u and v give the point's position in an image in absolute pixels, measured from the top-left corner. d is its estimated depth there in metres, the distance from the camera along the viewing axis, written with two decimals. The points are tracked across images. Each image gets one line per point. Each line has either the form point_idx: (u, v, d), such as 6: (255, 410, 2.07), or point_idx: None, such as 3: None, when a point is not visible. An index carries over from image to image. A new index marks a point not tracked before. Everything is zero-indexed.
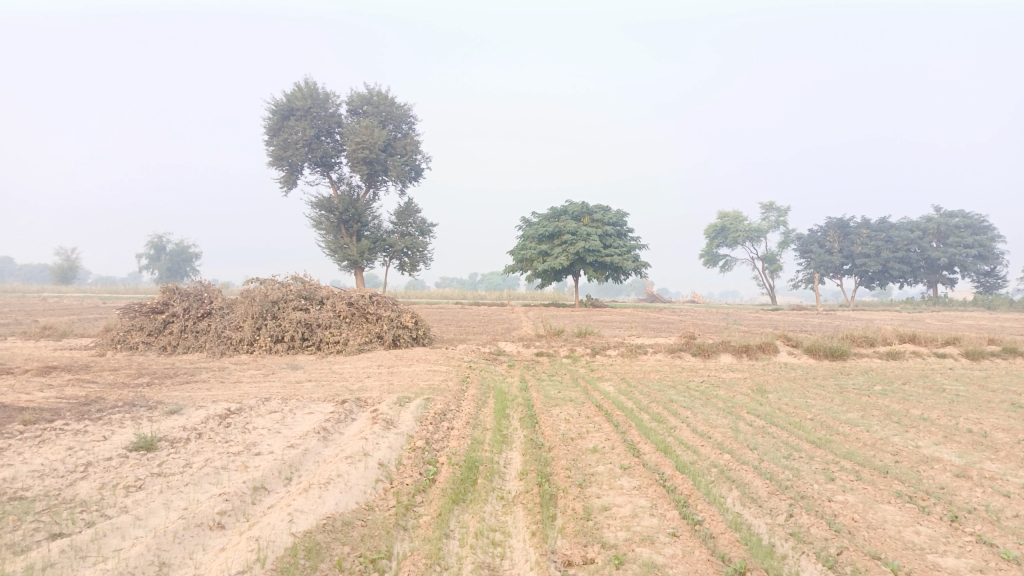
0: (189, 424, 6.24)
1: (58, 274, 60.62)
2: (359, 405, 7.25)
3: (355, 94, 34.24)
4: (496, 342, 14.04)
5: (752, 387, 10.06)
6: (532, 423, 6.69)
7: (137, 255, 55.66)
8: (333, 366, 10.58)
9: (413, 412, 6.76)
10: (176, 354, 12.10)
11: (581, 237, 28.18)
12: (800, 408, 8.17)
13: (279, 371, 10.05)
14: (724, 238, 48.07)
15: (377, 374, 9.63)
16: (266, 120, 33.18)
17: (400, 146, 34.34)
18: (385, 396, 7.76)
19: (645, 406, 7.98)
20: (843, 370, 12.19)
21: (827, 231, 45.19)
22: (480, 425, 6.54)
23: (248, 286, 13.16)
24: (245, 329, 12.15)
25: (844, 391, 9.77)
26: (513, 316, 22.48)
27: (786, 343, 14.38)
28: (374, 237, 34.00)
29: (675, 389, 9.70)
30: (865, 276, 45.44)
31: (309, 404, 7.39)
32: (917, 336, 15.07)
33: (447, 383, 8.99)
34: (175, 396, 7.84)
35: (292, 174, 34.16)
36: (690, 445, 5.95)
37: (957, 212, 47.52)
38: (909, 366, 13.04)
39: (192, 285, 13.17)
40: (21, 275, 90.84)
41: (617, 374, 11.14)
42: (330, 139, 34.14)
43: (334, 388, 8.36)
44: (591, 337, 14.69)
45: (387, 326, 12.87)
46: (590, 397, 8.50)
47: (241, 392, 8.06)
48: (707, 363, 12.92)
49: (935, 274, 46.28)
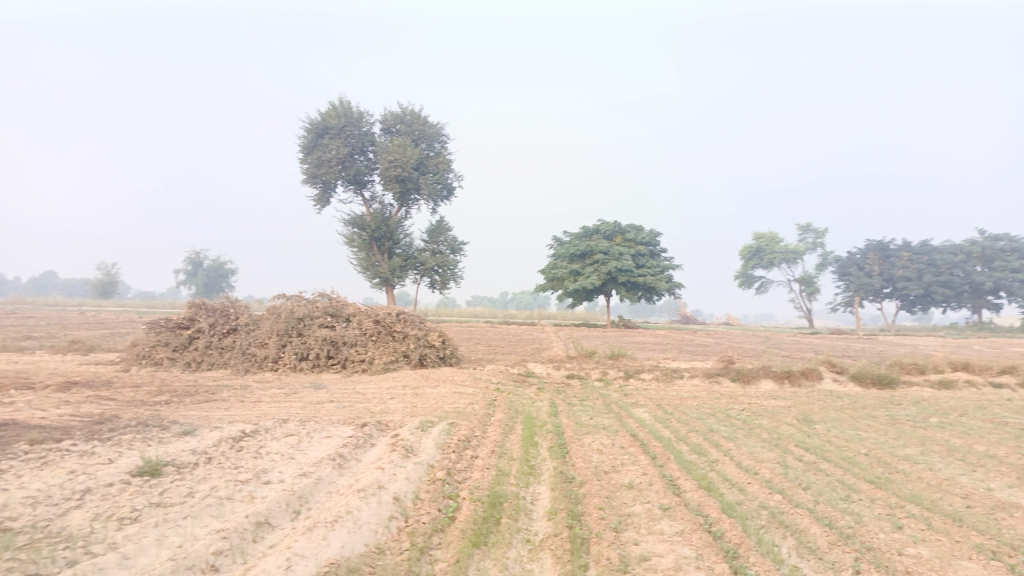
0: (200, 447, 5.91)
1: (98, 288, 61.69)
2: (379, 429, 6.87)
3: (389, 113, 34.36)
4: (525, 362, 13.63)
5: (797, 417, 9.48)
6: (562, 453, 6.25)
7: (174, 270, 56.53)
8: (357, 386, 10.24)
9: (435, 438, 6.37)
10: (200, 370, 11.89)
11: (613, 257, 27.70)
12: (852, 442, 7.59)
13: (302, 391, 9.75)
14: (759, 260, 47.10)
15: (402, 396, 9.25)
16: (301, 138, 33.43)
17: (432, 165, 34.31)
18: (408, 419, 7.37)
19: (683, 436, 7.48)
20: (893, 399, 11.50)
21: (866, 254, 44.02)
22: (506, 454, 6.11)
23: (275, 303, 12.96)
24: (270, 346, 11.93)
25: (897, 423, 9.13)
26: (543, 336, 22.02)
27: (830, 368, 13.70)
28: (406, 255, 33.89)
29: (714, 417, 9.16)
30: (906, 300, 44.04)
31: (328, 427, 7.03)
32: (970, 364, 14.25)
33: (473, 406, 8.59)
34: (191, 416, 7.55)
35: (326, 192, 34.29)
36: (736, 482, 5.46)
37: (1003, 236, 45.95)
38: (964, 396, 12.26)
39: (219, 300, 13.01)
40: (63, 288, 93.01)
41: (652, 400, 10.62)
42: (364, 158, 34.24)
43: (356, 410, 8.00)
44: (624, 360, 14.18)
45: (413, 344, 12.51)
46: (624, 425, 8.03)
47: (260, 412, 7.75)
48: (747, 389, 12.32)
49: (979, 299, 44.72)
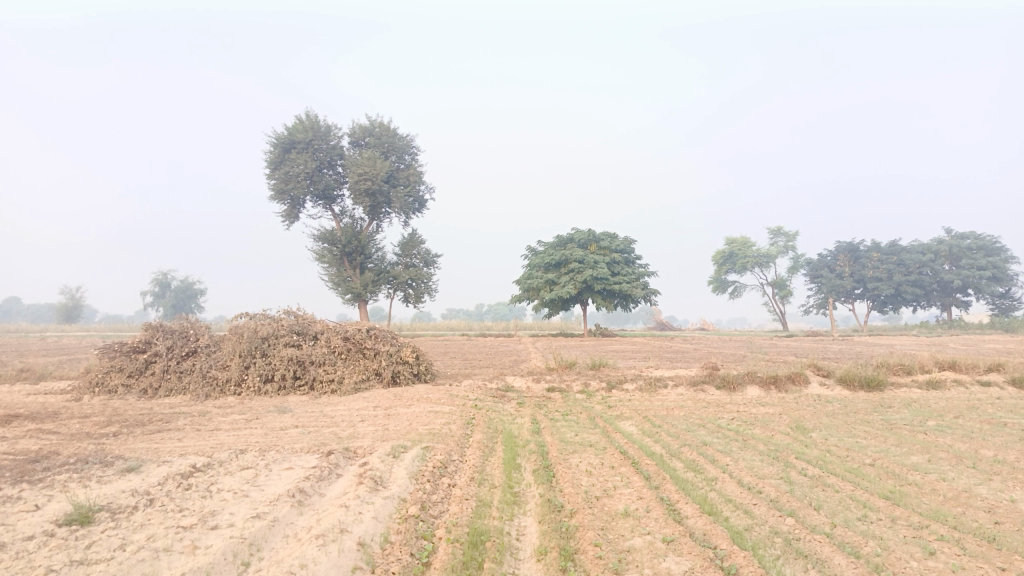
0: (142, 487, 5.26)
1: (62, 313, 59.92)
2: (347, 457, 6.28)
3: (357, 126, 33.73)
4: (503, 376, 13.06)
5: (790, 425, 9.04)
6: (548, 478, 5.70)
7: (141, 292, 55.06)
8: (325, 409, 9.59)
9: (407, 466, 5.79)
10: (157, 397, 11.13)
11: (588, 266, 27.29)
12: (853, 451, 7.14)
13: (265, 416, 9.07)
14: (732, 264, 47.09)
15: (373, 418, 8.62)
16: (267, 153, 32.63)
17: (403, 177, 33.71)
18: (378, 445, 6.76)
19: (676, 451, 6.97)
20: (883, 402, 11.13)
21: (837, 256, 44.18)
22: (487, 481, 5.57)
23: (238, 322, 12.27)
24: (232, 369, 11.23)
25: (894, 427, 8.73)
26: (521, 348, 21.48)
27: (816, 372, 13.32)
28: (378, 269, 33.16)
29: (705, 429, 8.68)
30: (877, 300, 44.24)
31: (289, 456, 6.40)
32: (957, 363, 13.97)
33: (450, 426, 8.00)
34: (138, 449, 6.86)
35: (294, 208, 33.50)
36: (740, 503, 4.98)
37: (969, 234, 46.43)
38: (954, 396, 11.95)
39: (178, 322, 12.28)
40: (27, 313, 90.48)
41: (637, 412, 10.11)
42: (332, 172, 33.52)
43: (323, 435, 7.37)
44: (606, 370, 13.68)
45: (385, 361, 11.88)
46: (611, 441, 7.50)
47: (216, 442, 7.09)
48: (734, 397, 11.88)
49: (948, 297, 45.09)
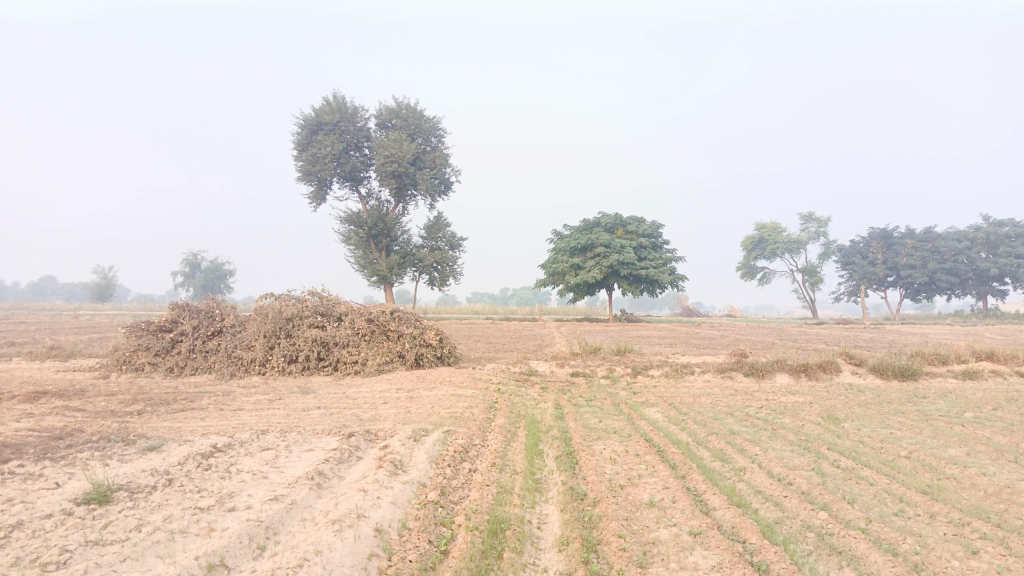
0: (162, 467, 5.24)
1: (96, 293, 61.14)
2: (367, 440, 6.21)
3: (383, 107, 33.63)
4: (528, 360, 12.94)
5: (821, 414, 8.81)
6: (571, 465, 5.58)
7: (172, 273, 55.91)
8: (348, 390, 9.55)
9: (428, 449, 5.69)
10: (183, 375, 11.20)
11: (615, 250, 27.01)
12: (888, 443, 6.91)
13: (288, 397, 9.06)
14: (761, 250, 46.39)
15: (395, 400, 8.55)
16: (294, 135, 32.71)
17: (429, 160, 33.59)
18: (399, 428, 6.68)
19: (702, 440, 6.79)
20: (918, 392, 10.82)
21: (869, 242, 43.28)
22: (508, 467, 5.46)
23: (263, 303, 12.29)
24: (257, 349, 11.25)
25: (930, 419, 8.45)
26: (545, 332, 21.36)
27: (848, 361, 13.01)
28: (404, 252, 33.18)
29: (733, 417, 8.48)
30: (910, 288, 43.33)
31: (310, 438, 6.35)
32: (995, 353, 13.55)
33: (472, 410, 7.91)
34: (161, 428, 6.87)
35: (321, 189, 33.59)
36: (770, 495, 4.81)
37: (1007, 221, 45.19)
38: (992, 387, 11.59)
39: (204, 301, 12.34)
40: (63, 292, 92.45)
41: (663, 398, 9.93)
42: (358, 154, 33.52)
43: (344, 417, 7.31)
44: (631, 356, 13.50)
45: (409, 344, 11.82)
46: (637, 428, 7.34)
47: (238, 422, 7.07)
48: (763, 385, 11.64)
49: (984, 285, 44.01)
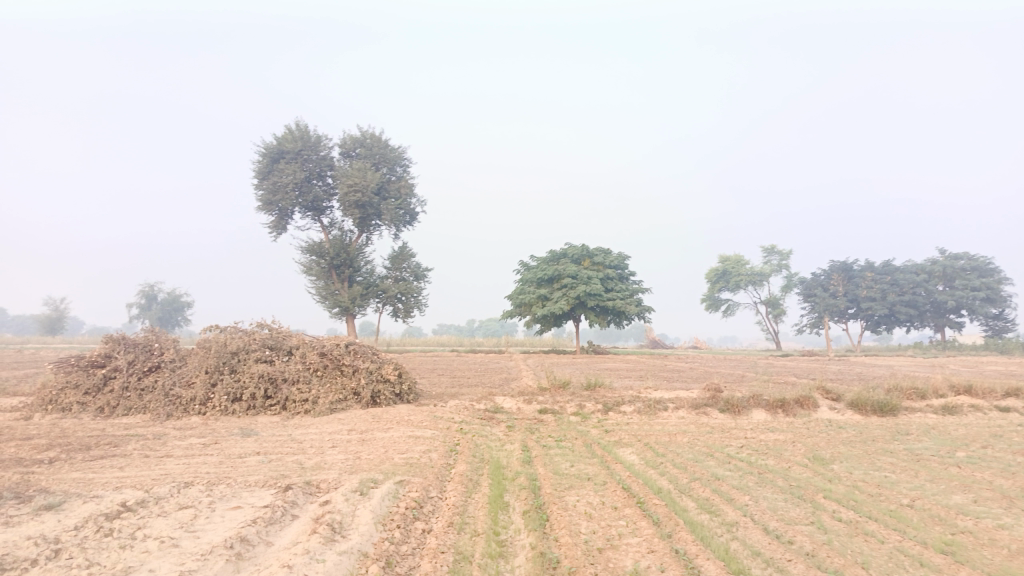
0: (53, 533, 4.37)
1: (46, 324, 58.68)
2: (307, 494, 5.41)
3: (347, 136, 32.97)
4: (492, 396, 12.19)
5: (807, 455, 8.21)
6: (540, 523, 4.86)
7: (127, 303, 53.87)
8: (293, 432, 8.68)
9: (374, 506, 4.90)
10: (115, 416, 10.20)
11: (582, 281, 26.51)
12: (885, 488, 6.30)
13: (226, 440, 8.15)
14: (725, 283, 46.41)
15: (344, 444, 7.72)
16: (255, 163, 31.80)
17: (393, 190, 32.93)
18: (345, 478, 5.86)
19: (686, 487, 6.13)
20: (901, 429, 10.31)
21: (830, 275, 43.56)
22: (468, 528, 4.71)
23: (206, 336, 11.38)
24: (197, 386, 10.32)
25: (921, 459, 7.92)
26: (511, 365, 20.64)
27: (825, 395, 12.51)
28: (367, 283, 32.26)
29: (715, 458, 7.83)
30: (871, 320, 43.62)
31: (240, 492, 5.51)
32: (973, 387, 13.17)
33: (430, 455, 7.11)
34: (68, 482, 5.94)
35: (282, 219, 32.65)
36: (773, 559, 4.14)
37: (962, 254, 45.92)
38: (973, 423, 11.17)
39: (141, 335, 11.38)
40: (13, 325, 89.00)
41: (637, 438, 9.26)
42: (321, 183, 32.69)
43: (284, 465, 6.46)
44: (601, 390, 12.83)
45: (364, 380, 10.98)
46: (613, 473, 6.65)
47: (161, 473, 6.18)
48: (740, 421, 11.05)
49: (942, 317, 44.52)
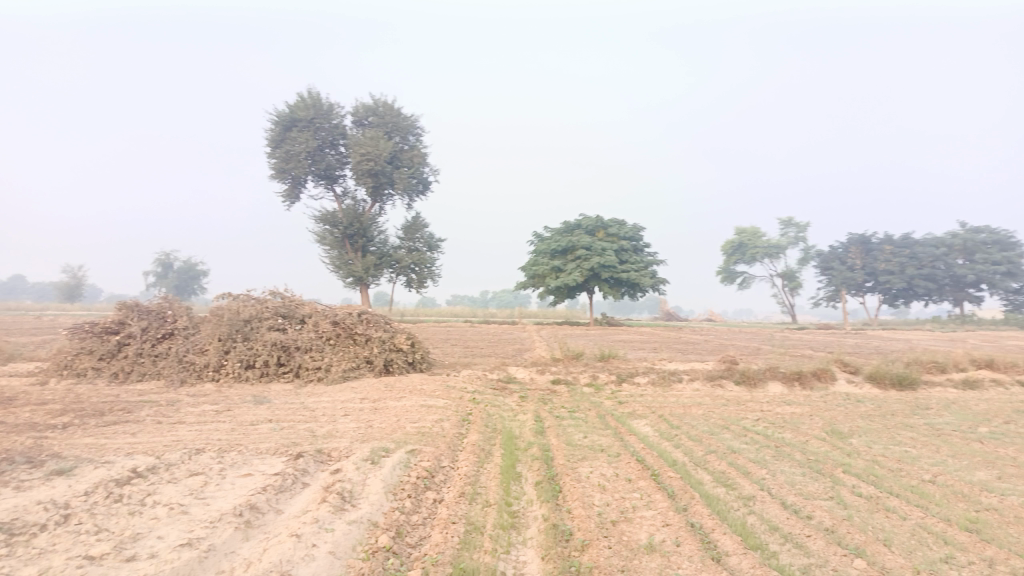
0: (64, 499, 4.34)
1: (64, 292, 59.26)
2: (318, 462, 5.36)
3: (360, 104, 32.67)
4: (505, 366, 12.13)
5: (824, 428, 8.08)
6: (553, 494, 4.78)
7: (143, 271, 54.20)
8: (306, 400, 8.66)
9: (385, 475, 4.84)
10: (129, 382, 10.24)
11: (596, 252, 26.30)
12: (906, 463, 6.17)
13: (238, 407, 8.14)
14: (741, 255, 45.97)
15: (357, 412, 7.69)
16: (267, 131, 31.63)
17: (407, 159, 32.69)
18: (356, 447, 5.81)
19: (701, 460, 6.03)
20: (920, 403, 10.15)
21: (848, 248, 43.01)
22: (480, 498, 4.65)
23: (219, 303, 11.36)
24: (211, 353, 10.33)
25: (941, 434, 7.77)
26: (524, 336, 20.60)
27: (842, 368, 12.34)
28: (380, 253, 32.21)
29: (731, 431, 7.72)
30: (888, 293, 43.13)
31: (251, 459, 5.47)
32: (994, 361, 12.95)
33: (442, 424, 7.06)
34: (80, 447, 5.93)
35: (295, 188, 32.55)
36: (793, 535, 4.04)
37: (983, 227, 45.14)
38: (994, 398, 10.99)
39: (154, 302, 11.38)
40: (32, 292, 90.11)
41: (652, 409, 9.16)
42: (334, 151, 32.48)
43: (295, 433, 6.43)
44: (615, 361, 12.73)
45: (377, 349, 10.93)
46: (627, 445, 6.56)
47: (172, 440, 6.16)
48: (755, 394, 10.93)
49: (960, 292, 43.93)
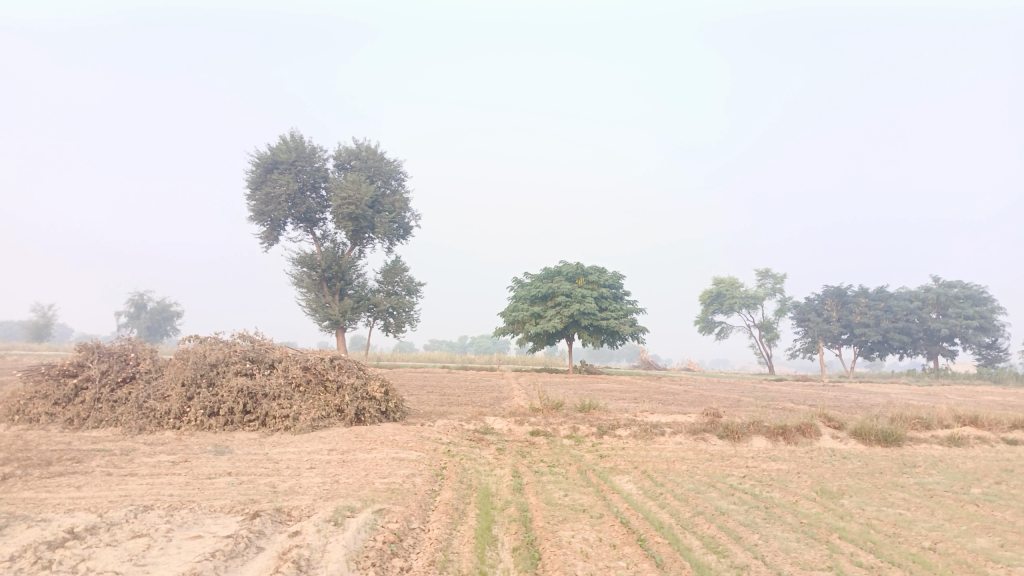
0: None
1: (32, 331, 57.81)
2: (276, 523, 4.93)
3: (343, 148, 32.62)
4: (483, 415, 11.71)
5: (813, 487, 7.75)
6: (532, 563, 4.40)
7: (115, 311, 53.05)
8: (270, 451, 8.19)
9: (349, 539, 4.44)
10: (84, 429, 9.68)
11: (576, 300, 26.10)
12: (902, 528, 5.86)
13: (197, 458, 7.64)
14: (719, 305, 46.10)
15: (324, 465, 7.24)
16: (248, 173, 31.38)
17: (388, 203, 32.56)
18: (319, 506, 5.38)
19: (688, 523, 5.69)
20: (907, 461, 9.88)
21: (824, 300, 43.33)
22: (451, 567, 4.25)
23: (185, 347, 10.89)
24: (173, 399, 9.82)
25: (934, 495, 7.47)
26: (503, 383, 20.17)
27: (826, 422, 12.08)
28: (359, 296, 31.75)
29: (717, 490, 7.36)
30: (864, 346, 43.32)
31: (203, 519, 5.02)
32: (978, 418, 12.76)
33: (413, 480, 6.64)
34: (16, 502, 5.43)
35: (274, 230, 32.19)
36: None
37: (955, 282, 45.78)
38: (981, 456, 10.75)
39: (117, 344, 10.88)
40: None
41: (634, 464, 8.79)
42: (315, 194, 32.27)
43: (255, 489, 5.97)
44: (595, 413, 12.37)
45: (349, 396, 10.48)
46: (610, 505, 6.18)
47: (119, 495, 5.68)
48: (739, 449, 10.60)
49: (934, 345, 44.24)
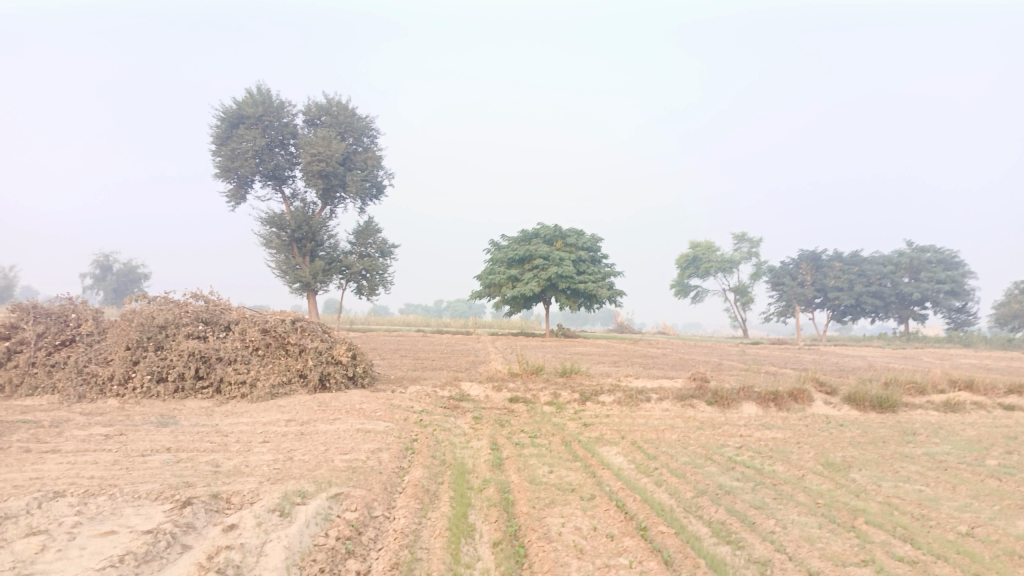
0: None
1: None
2: (209, 514, 4.12)
3: (312, 103, 31.15)
4: (458, 380, 10.95)
5: (818, 460, 7.12)
6: (517, 562, 3.68)
7: (79, 273, 51.26)
8: (221, 423, 7.34)
9: (297, 536, 3.67)
10: (17, 397, 8.82)
11: (553, 262, 25.29)
12: (929, 508, 5.24)
13: (136, 432, 6.76)
14: (695, 268, 45.65)
15: (280, 439, 6.42)
16: (212, 127, 29.89)
17: (359, 161, 31.28)
18: (265, 490, 4.59)
19: (690, 505, 5.00)
20: (907, 429, 9.33)
21: (799, 264, 43.01)
22: (419, 570, 3.50)
23: (131, 307, 9.93)
24: (116, 364, 8.94)
25: (948, 467, 6.87)
26: (478, 347, 19.42)
27: (818, 387, 11.52)
28: (330, 258, 30.64)
29: (716, 464, 6.69)
30: (837, 310, 43.24)
31: (124, 509, 4.19)
32: (974, 383, 12.28)
33: (379, 456, 5.86)
34: None
35: (241, 188, 30.83)
36: None
37: (929, 247, 45.69)
38: (980, 422, 10.26)
39: (55, 303, 9.88)
40: None
41: (621, 434, 8.10)
42: (283, 151, 30.89)
43: (195, 470, 5.14)
44: (577, 377, 11.68)
45: (312, 362, 9.63)
46: (602, 484, 5.47)
47: (29, 478, 4.81)
48: (730, 416, 9.99)
49: (905, 309, 44.28)
